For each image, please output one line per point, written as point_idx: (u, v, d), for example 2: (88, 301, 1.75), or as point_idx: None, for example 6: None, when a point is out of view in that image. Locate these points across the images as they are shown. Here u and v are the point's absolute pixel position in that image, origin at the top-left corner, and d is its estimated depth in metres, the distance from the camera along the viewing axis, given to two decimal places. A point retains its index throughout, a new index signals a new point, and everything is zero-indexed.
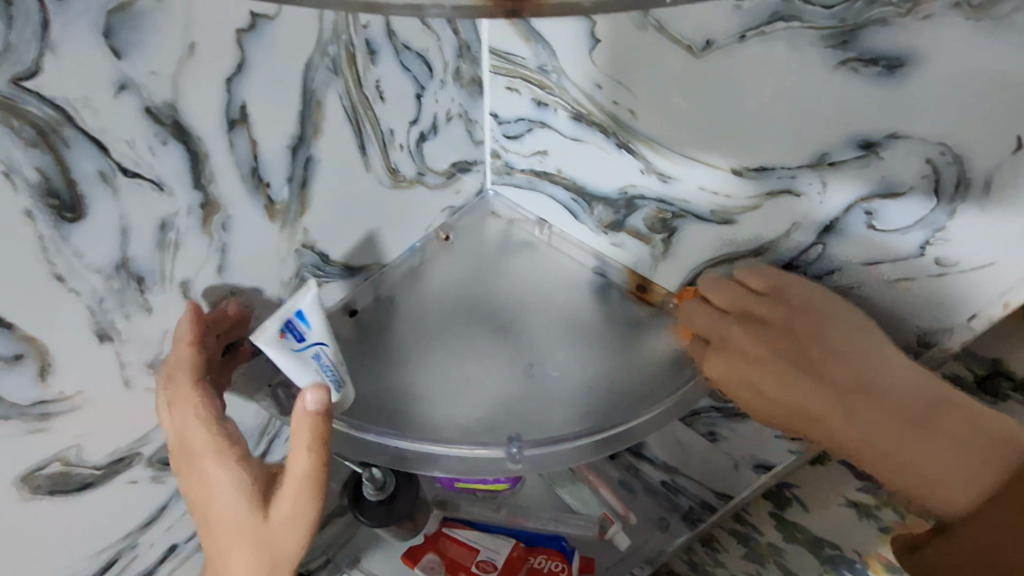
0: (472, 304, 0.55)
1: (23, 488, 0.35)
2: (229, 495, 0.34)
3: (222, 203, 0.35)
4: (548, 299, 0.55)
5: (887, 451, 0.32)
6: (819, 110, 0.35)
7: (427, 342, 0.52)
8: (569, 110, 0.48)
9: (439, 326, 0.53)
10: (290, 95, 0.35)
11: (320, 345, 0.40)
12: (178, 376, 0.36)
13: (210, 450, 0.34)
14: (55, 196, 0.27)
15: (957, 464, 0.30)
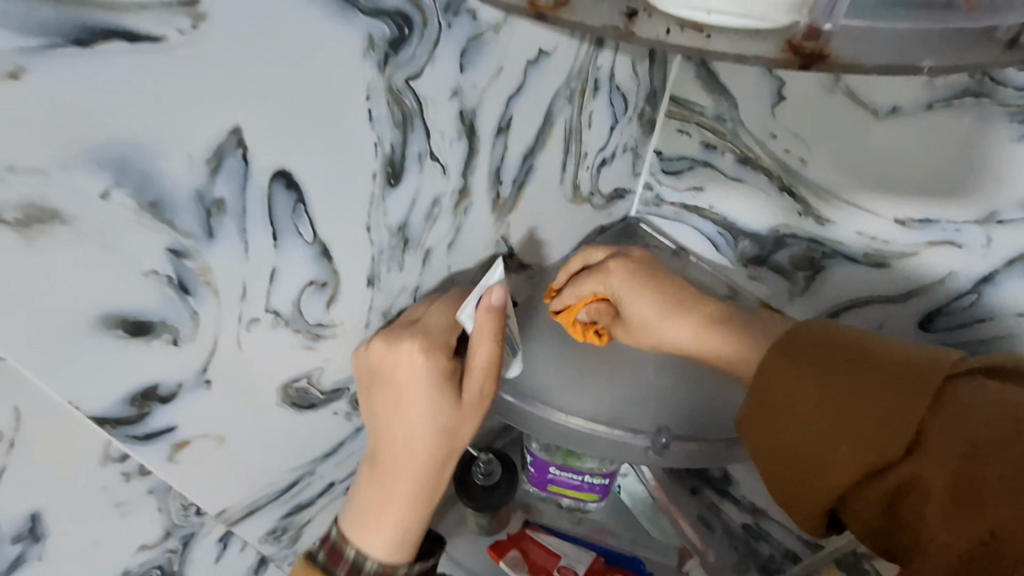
0: None
1: (279, 395, 0.43)
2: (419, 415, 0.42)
3: (471, 191, 0.44)
4: None
5: (873, 415, 0.27)
6: (995, 173, 0.41)
7: (550, 335, 0.55)
8: (737, 154, 0.55)
9: (563, 323, 0.56)
10: (539, 114, 0.44)
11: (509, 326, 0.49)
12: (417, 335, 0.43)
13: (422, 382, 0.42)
14: (391, 165, 0.36)
15: (885, 430, 0.27)
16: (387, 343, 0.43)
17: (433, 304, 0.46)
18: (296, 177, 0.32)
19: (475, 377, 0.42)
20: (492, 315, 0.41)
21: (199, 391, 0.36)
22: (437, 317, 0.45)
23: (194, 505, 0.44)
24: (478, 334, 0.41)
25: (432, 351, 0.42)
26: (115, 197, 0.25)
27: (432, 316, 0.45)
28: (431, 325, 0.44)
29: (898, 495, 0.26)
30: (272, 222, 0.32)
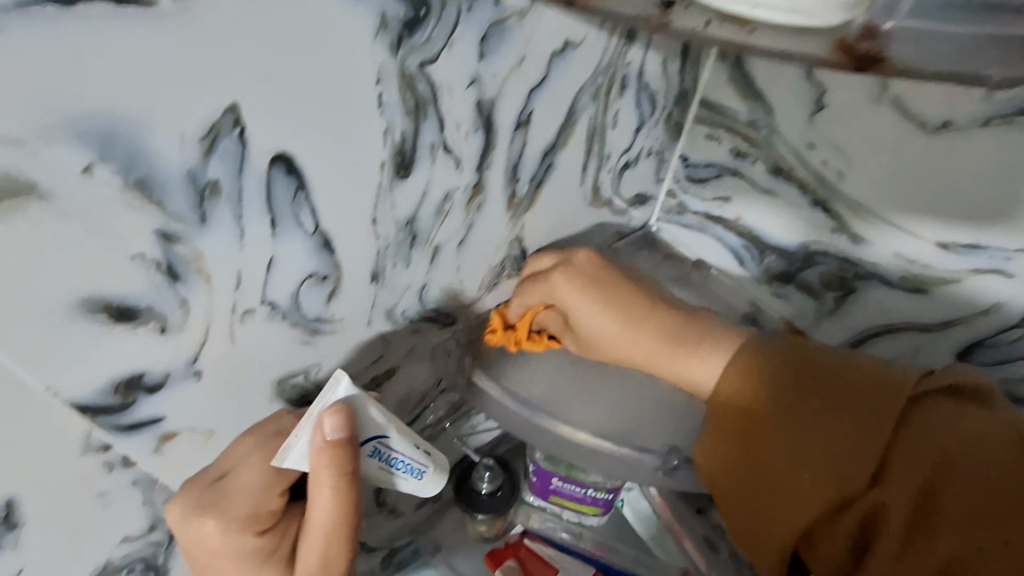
0: None
1: (272, 390, 0.41)
2: None
3: (485, 187, 0.42)
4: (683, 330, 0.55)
5: (827, 449, 0.35)
6: None
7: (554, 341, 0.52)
8: (769, 163, 0.52)
9: None
10: (561, 109, 0.42)
11: (379, 440, 0.40)
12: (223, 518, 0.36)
13: None
14: (401, 155, 0.34)
15: (853, 463, 0.34)
16: (183, 516, 0.36)
17: (245, 445, 0.38)
18: (297, 163, 0.30)
19: (315, 538, 0.36)
20: (335, 450, 0.35)
21: (187, 382, 0.35)
22: (251, 474, 0.37)
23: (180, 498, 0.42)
24: (318, 477, 0.35)
25: (235, 531, 0.36)
26: (99, 174, 0.24)
27: (242, 470, 0.37)
28: (241, 485, 0.37)
29: (861, 526, 0.33)
30: (270, 210, 0.30)
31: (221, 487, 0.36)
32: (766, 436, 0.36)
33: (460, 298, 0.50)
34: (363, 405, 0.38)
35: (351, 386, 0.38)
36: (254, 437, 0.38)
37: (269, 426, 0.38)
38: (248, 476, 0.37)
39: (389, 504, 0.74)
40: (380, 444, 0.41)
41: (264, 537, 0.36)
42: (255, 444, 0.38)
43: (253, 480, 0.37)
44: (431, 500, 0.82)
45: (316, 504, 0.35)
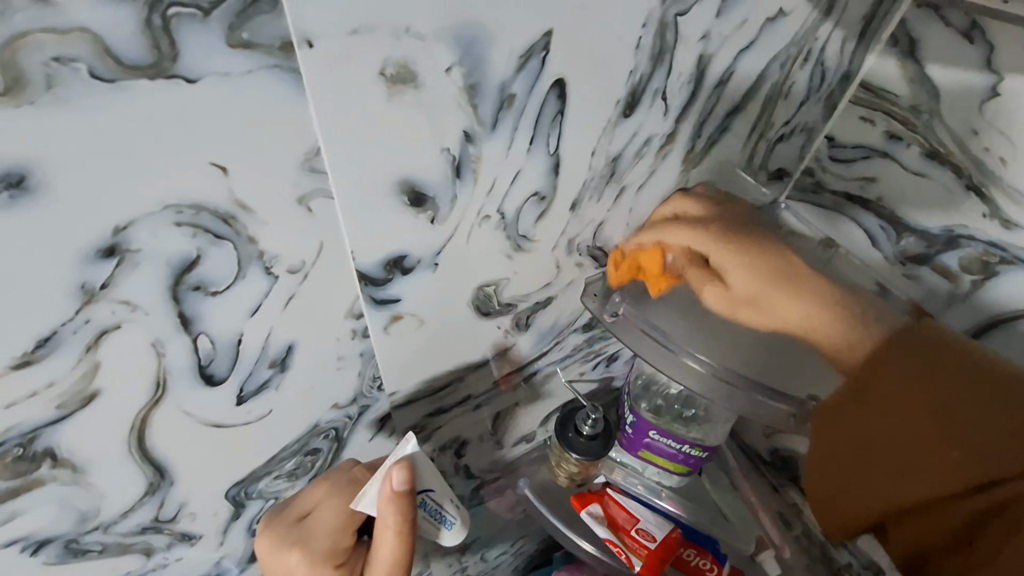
0: None
1: (472, 293, 0.48)
2: None
3: (675, 139, 0.47)
4: None
5: (961, 433, 0.39)
6: None
7: None
8: (925, 147, 0.55)
9: None
10: (753, 74, 0.47)
11: (427, 493, 0.51)
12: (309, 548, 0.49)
13: None
14: (633, 96, 0.40)
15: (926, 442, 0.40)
16: (278, 547, 0.49)
17: (321, 491, 0.51)
18: (567, 89, 0.35)
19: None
20: (396, 497, 0.46)
21: (426, 271, 0.41)
22: (328, 514, 0.50)
23: (379, 379, 0.49)
24: (385, 525, 0.46)
25: (315, 565, 0.49)
26: (453, 74, 0.30)
27: (325, 511, 0.50)
28: (319, 525, 0.50)
29: (979, 515, 0.38)
30: (535, 128, 0.36)
31: (305, 526, 0.50)
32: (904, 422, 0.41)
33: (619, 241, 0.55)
34: (423, 462, 0.49)
35: (417, 445, 0.48)
36: (330, 484, 0.52)
37: (343, 476, 0.52)
38: (329, 516, 0.50)
39: (497, 436, 0.81)
40: (427, 496, 0.51)
41: (338, 569, 0.49)
42: (330, 489, 0.51)
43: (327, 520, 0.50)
44: (526, 440, 0.89)
45: (381, 551, 0.47)
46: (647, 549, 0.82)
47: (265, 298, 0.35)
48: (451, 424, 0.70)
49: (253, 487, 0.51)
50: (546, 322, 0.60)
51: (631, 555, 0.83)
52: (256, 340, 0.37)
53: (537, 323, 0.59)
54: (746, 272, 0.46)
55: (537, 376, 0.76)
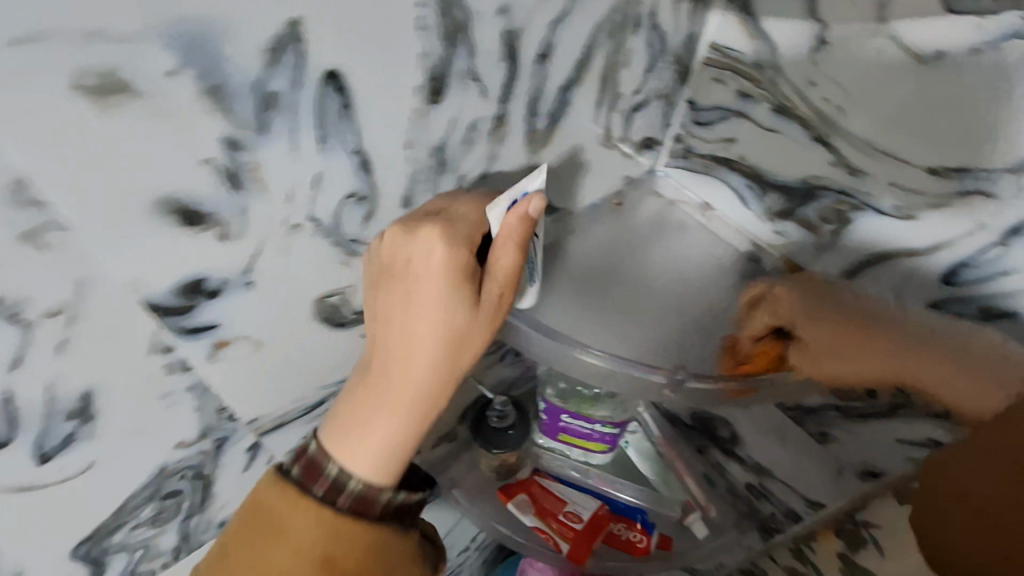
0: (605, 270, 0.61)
1: (314, 307, 0.44)
2: (430, 311, 0.39)
3: (508, 120, 0.45)
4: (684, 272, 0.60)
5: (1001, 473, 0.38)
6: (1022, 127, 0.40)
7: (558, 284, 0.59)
8: (772, 103, 0.54)
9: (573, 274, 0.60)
10: (579, 46, 0.45)
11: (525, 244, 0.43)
12: (445, 220, 0.41)
13: (421, 309, 0.39)
14: (435, 80, 0.37)
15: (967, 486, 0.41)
16: (406, 224, 0.40)
17: (468, 203, 0.43)
18: (346, 80, 0.33)
19: (494, 283, 0.40)
20: (525, 222, 0.38)
21: (240, 292, 0.38)
22: (466, 213, 0.42)
23: (229, 409, 0.47)
24: (497, 236, 0.39)
25: (459, 251, 0.40)
26: (180, 77, 0.27)
27: (419, 248, 0.40)
28: (457, 215, 0.42)
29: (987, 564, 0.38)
30: (321, 126, 0.34)
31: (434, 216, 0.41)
32: (963, 470, 0.42)
33: None
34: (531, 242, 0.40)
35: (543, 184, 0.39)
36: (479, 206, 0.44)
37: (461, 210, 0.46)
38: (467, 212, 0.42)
39: None
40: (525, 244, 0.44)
41: (474, 263, 0.40)
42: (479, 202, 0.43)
43: (450, 270, 0.39)
44: (447, 438, 0.87)
45: (503, 253, 0.39)
46: (574, 531, 0.83)
47: (28, 348, 0.31)
48: None
49: (108, 542, 0.47)
50: None
51: (559, 540, 0.84)
52: (34, 395, 0.33)
53: None
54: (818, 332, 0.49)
55: None
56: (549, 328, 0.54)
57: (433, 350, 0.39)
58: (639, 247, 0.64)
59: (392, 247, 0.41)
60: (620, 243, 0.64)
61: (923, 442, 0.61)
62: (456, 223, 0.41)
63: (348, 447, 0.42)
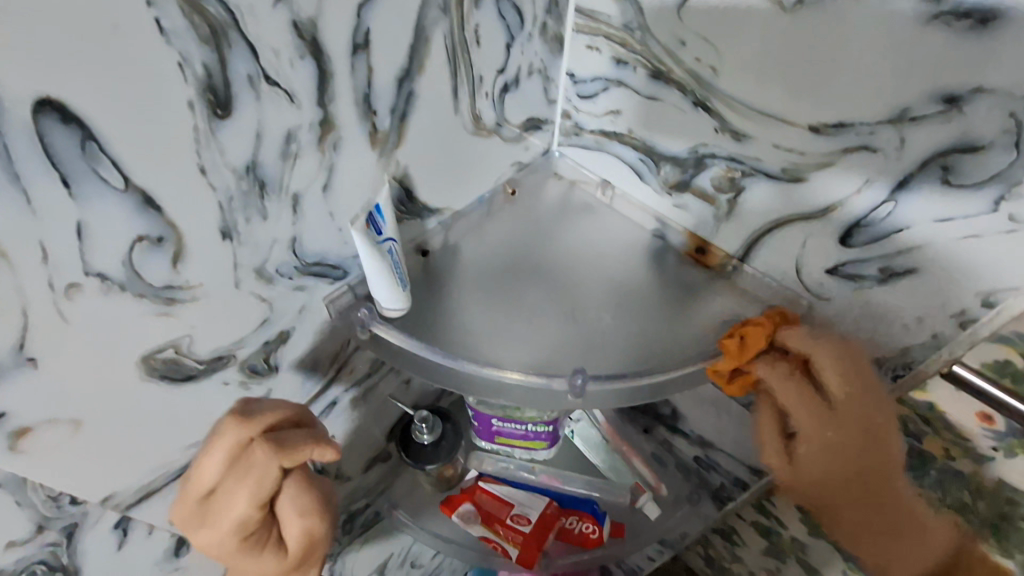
0: (512, 266, 0.57)
1: (140, 366, 0.38)
2: (252, 561, 0.42)
3: (336, 124, 0.39)
4: (590, 260, 0.58)
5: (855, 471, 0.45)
6: (893, 71, 0.37)
7: (455, 290, 0.54)
8: (648, 68, 0.50)
9: (473, 276, 0.55)
10: (407, 28, 0.40)
11: (392, 242, 0.45)
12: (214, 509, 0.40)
13: (230, 544, 0.40)
14: (213, 91, 0.31)
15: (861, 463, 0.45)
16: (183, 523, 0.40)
17: (211, 474, 0.39)
18: (71, 107, 0.26)
19: (294, 522, 0.41)
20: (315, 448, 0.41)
21: (22, 372, 0.32)
22: (224, 492, 0.39)
23: (67, 494, 0.41)
24: (262, 483, 0.39)
25: (246, 519, 0.40)
26: None
27: (211, 520, 0.40)
28: (222, 500, 0.39)
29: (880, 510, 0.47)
30: (57, 168, 0.27)
31: (206, 503, 0.40)
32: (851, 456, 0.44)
33: (343, 249, 0.47)
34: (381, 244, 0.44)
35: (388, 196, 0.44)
36: (218, 448, 0.39)
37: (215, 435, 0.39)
38: (212, 458, 0.39)
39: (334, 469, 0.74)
40: (393, 248, 0.46)
41: (264, 505, 0.40)
42: (227, 440, 0.39)
43: (239, 527, 0.40)
44: (380, 458, 0.82)
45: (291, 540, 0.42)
46: (522, 535, 0.80)
47: None
48: None
49: None
50: (304, 360, 0.53)
51: (506, 546, 0.81)
52: None
53: (290, 360, 0.51)
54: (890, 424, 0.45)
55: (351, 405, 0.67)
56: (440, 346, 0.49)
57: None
58: (544, 241, 0.59)
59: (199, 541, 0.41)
60: (519, 240, 0.59)
61: None
62: (224, 544, 0.41)
63: None
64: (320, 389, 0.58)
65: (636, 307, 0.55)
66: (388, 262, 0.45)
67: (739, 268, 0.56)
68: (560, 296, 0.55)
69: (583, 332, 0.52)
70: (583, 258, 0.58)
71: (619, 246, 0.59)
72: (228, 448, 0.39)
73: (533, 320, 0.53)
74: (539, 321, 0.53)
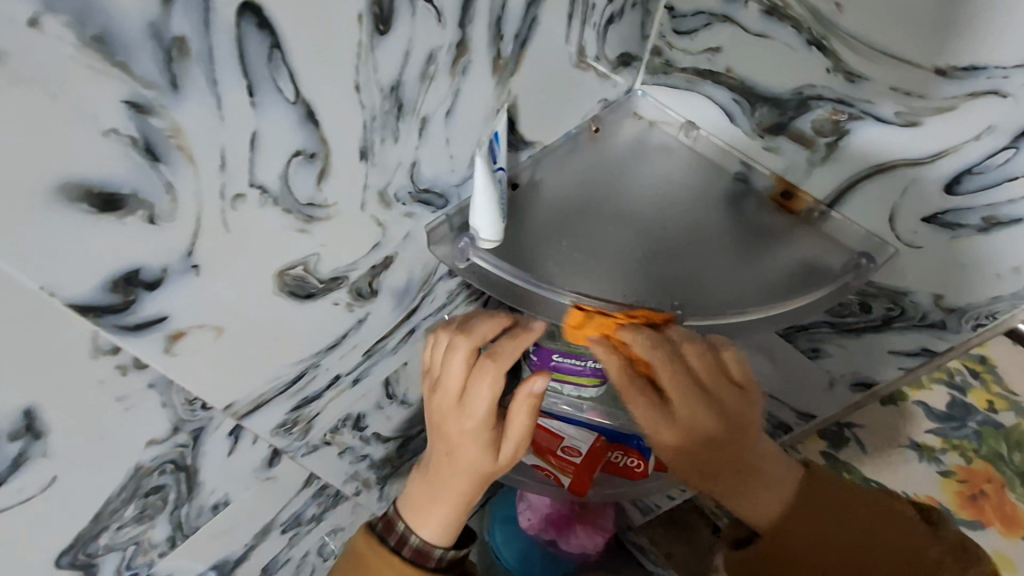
0: (590, 201, 0.56)
1: (275, 281, 0.40)
2: (471, 446, 0.53)
3: (469, 47, 0.39)
4: (667, 198, 0.58)
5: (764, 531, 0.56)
6: None
7: (539, 222, 0.54)
8: (763, 3, 0.49)
9: (556, 209, 0.55)
10: None
11: (502, 172, 0.47)
12: (459, 393, 0.52)
13: (475, 415, 0.52)
14: (378, 4, 0.32)
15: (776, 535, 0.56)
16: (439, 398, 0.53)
17: (462, 364, 0.51)
18: (267, 11, 0.27)
19: (520, 413, 0.52)
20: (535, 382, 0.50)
21: (185, 278, 0.33)
22: (481, 382, 0.51)
23: (199, 399, 0.43)
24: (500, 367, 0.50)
25: (486, 401, 0.51)
26: (48, 27, 0.21)
27: (467, 393, 0.52)
28: (477, 389, 0.51)
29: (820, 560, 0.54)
30: (246, 73, 0.28)
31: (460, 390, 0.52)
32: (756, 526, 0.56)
33: (452, 178, 0.48)
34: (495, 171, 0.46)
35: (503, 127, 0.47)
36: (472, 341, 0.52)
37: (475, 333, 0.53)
38: (460, 351, 0.52)
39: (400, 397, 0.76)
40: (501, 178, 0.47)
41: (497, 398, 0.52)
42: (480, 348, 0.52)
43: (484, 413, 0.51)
44: None
45: (519, 425, 0.53)
46: (573, 466, 0.85)
47: None
48: (334, 407, 0.63)
49: (93, 546, 0.46)
50: (398, 286, 0.55)
51: (560, 474, 0.87)
52: None
53: (387, 285, 0.52)
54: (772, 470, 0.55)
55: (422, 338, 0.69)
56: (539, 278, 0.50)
57: (508, 461, 0.55)
58: (620, 178, 0.58)
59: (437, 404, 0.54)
60: (595, 174, 0.58)
61: (913, 349, 0.60)
62: (467, 430, 0.52)
63: (423, 518, 0.56)
64: (405, 317, 0.60)
65: (717, 249, 0.56)
66: (497, 191, 0.47)
67: (826, 215, 0.56)
68: (639, 234, 0.55)
69: (659, 271, 0.54)
70: (660, 197, 0.58)
71: (692, 184, 0.59)
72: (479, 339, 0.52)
73: (614, 255, 0.53)
74: (619, 257, 0.53)
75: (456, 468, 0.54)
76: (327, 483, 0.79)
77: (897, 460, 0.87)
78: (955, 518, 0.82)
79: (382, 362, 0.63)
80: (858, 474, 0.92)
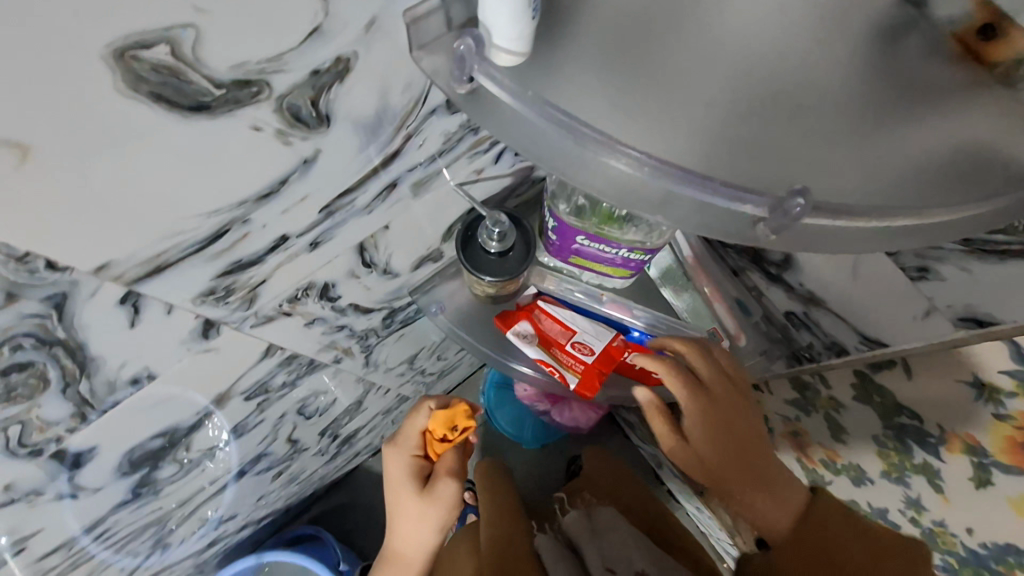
0: (666, 6, 0.35)
1: (119, 70, 0.23)
2: (413, 511, 0.70)
3: None
4: (791, 13, 0.36)
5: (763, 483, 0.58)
6: None
7: (583, 34, 0.34)
8: None
9: (611, 15, 0.35)
10: None
11: None
12: (401, 454, 0.70)
13: (405, 489, 0.69)
14: None
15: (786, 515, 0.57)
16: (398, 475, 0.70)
17: (419, 417, 0.70)
18: None
19: (444, 473, 0.68)
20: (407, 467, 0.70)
21: None
22: (399, 458, 0.70)
23: (38, 256, 0.29)
24: (394, 461, 0.71)
25: (405, 483, 0.69)
26: None
27: (439, 483, 0.68)
28: (398, 462, 0.70)
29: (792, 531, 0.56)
30: None
31: (404, 441, 0.71)
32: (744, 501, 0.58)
33: None
34: None
35: None
36: (421, 408, 0.71)
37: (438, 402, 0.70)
38: (419, 417, 0.70)
39: (380, 265, 0.62)
40: None
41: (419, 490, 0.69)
42: (416, 426, 0.70)
43: (429, 492, 0.68)
44: (430, 260, 0.71)
45: (444, 491, 0.68)
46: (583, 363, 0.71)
47: None
48: (289, 273, 0.49)
49: None
50: (365, 116, 0.37)
51: (564, 372, 0.72)
52: None
53: (345, 111, 0.35)
54: (741, 413, 0.60)
55: (409, 195, 0.52)
56: (576, 119, 0.31)
57: (452, 508, 0.70)
58: None
59: (392, 484, 0.71)
60: None
61: None
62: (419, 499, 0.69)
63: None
64: (379, 163, 0.43)
65: (857, 105, 0.36)
66: None
67: None
68: (737, 71, 0.35)
69: (764, 131, 0.34)
70: (780, 11, 0.36)
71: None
72: (428, 410, 0.70)
73: (696, 103, 0.34)
74: (701, 107, 0.34)
75: (399, 526, 0.72)
76: (296, 353, 0.68)
77: (947, 396, 0.62)
78: (991, 459, 0.61)
79: (350, 222, 0.48)
80: (890, 399, 0.70)
